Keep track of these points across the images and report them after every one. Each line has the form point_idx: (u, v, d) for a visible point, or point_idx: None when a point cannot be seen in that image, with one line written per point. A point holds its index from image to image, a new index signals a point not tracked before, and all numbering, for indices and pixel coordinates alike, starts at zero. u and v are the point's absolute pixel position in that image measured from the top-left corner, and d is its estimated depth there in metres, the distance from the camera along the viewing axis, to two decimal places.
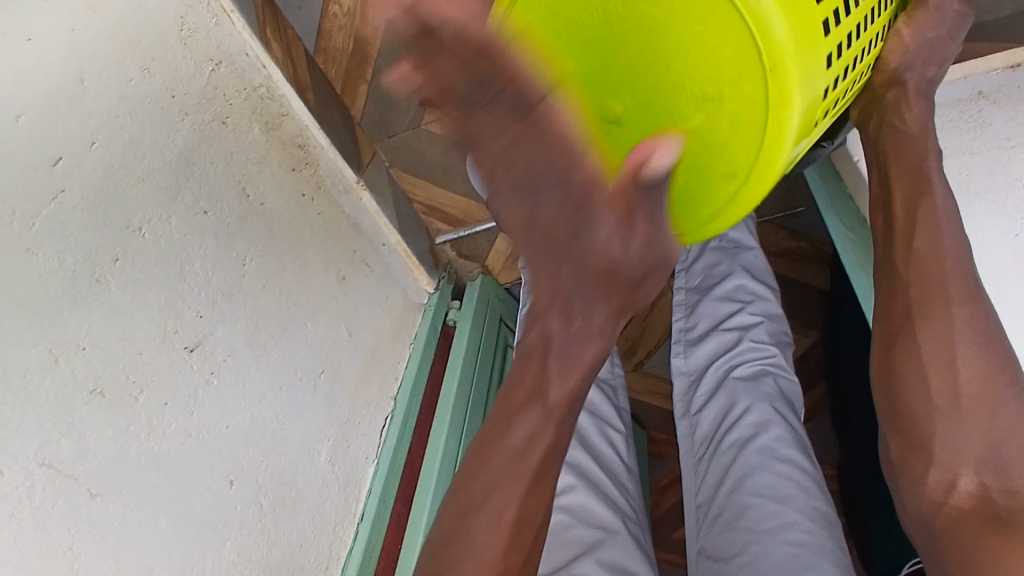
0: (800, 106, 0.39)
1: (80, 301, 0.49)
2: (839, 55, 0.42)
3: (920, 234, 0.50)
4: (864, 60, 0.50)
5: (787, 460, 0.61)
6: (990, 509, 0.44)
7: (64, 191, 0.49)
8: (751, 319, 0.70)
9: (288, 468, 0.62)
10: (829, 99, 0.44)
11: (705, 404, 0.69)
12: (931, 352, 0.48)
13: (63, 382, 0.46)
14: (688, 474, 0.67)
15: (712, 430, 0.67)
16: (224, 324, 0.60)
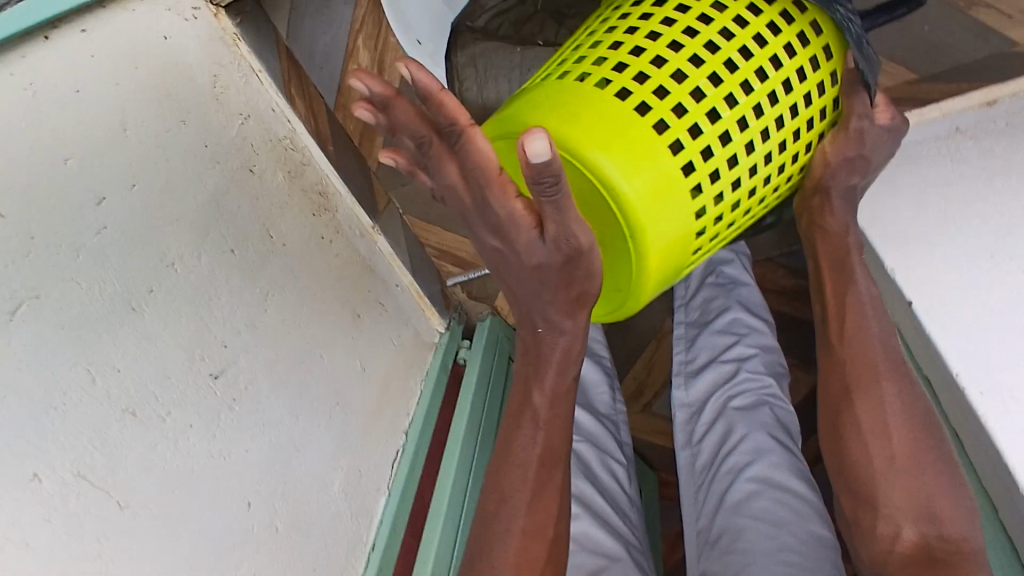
0: (659, 238, 0.53)
1: (118, 327, 0.53)
2: (714, 181, 0.54)
3: (850, 323, 0.69)
4: (804, 131, 0.61)
5: (784, 485, 0.63)
6: (926, 554, 0.62)
7: (105, 227, 0.54)
8: (748, 351, 0.72)
9: (303, 494, 0.64)
10: (727, 202, 0.56)
11: (705, 433, 0.70)
12: (869, 422, 0.67)
13: (99, 400, 0.50)
14: (687, 501, 0.68)
15: (710, 457, 0.68)
16: (246, 354, 0.63)
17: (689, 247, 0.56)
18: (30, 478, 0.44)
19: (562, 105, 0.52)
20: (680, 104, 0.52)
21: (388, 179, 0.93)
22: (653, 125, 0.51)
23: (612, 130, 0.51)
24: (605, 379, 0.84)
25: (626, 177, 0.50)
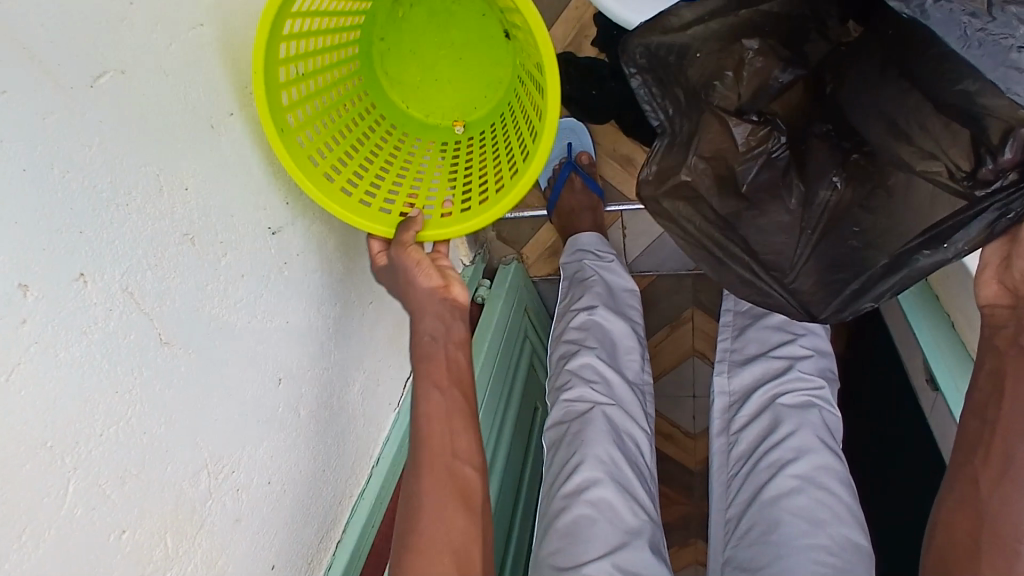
0: (403, 123, 0.69)
1: (195, 141, 0.45)
2: (411, 141, 0.69)
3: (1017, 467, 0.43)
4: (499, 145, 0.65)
5: (831, 490, 0.58)
6: None
7: (203, 25, 0.46)
8: (802, 349, 0.67)
9: (326, 387, 0.58)
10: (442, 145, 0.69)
11: (747, 424, 0.66)
12: None
13: (161, 215, 0.42)
14: (720, 488, 0.66)
15: (751, 449, 0.64)
16: (304, 219, 0.56)
17: (397, 130, 0.68)
18: (76, 278, 0.36)
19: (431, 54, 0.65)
20: (435, 147, 0.69)
21: None
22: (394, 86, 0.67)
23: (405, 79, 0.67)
24: (637, 347, 0.80)
25: (414, 139, 0.69)
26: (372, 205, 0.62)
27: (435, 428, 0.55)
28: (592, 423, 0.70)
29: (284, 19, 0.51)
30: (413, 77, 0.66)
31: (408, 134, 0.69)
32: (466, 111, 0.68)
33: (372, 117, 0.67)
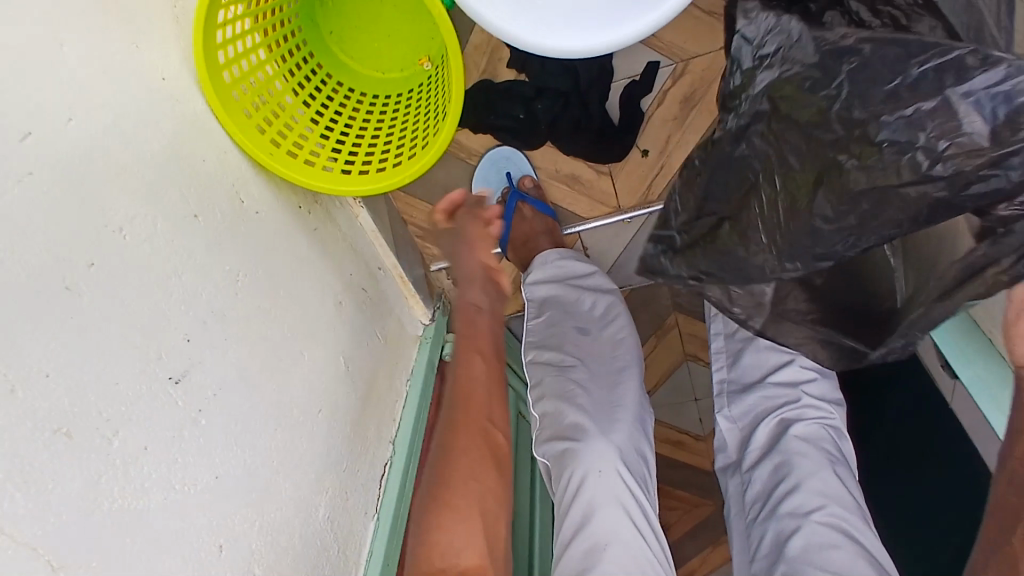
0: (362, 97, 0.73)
1: (47, 313, 0.37)
2: (368, 118, 0.72)
3: None
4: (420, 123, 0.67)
5: (859, 538, 0.53)
6: None
7: (33, 172, 0.38)
8: (805, 370, 0.63)
9: (282, 528, 0.51)
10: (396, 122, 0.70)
11: (758, 463, 0.62)
12: None
13: (20, 420, 0.34)
14: (738, 536, 0.62)
15: (765, 494, 0.60)
16: (213, 352, 0.49)
17: (360, 104, 0.72)
18: None
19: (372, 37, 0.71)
20: (391, 117, 0.72)
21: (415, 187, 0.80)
22: (353, 71, 0.73)
23: (359, 56, 0.72)
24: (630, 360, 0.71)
25: (374, 110, 0.72)
26: (317, 164, 0.65)
27: (473, 390, 0.62)
28: (600, 473, 0.63)
29: (213, 31, 0.56)
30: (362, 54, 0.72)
31: (368, 75, 0.73)
32: (425, 47, 0.70)
33: (317, 60, 0.71)
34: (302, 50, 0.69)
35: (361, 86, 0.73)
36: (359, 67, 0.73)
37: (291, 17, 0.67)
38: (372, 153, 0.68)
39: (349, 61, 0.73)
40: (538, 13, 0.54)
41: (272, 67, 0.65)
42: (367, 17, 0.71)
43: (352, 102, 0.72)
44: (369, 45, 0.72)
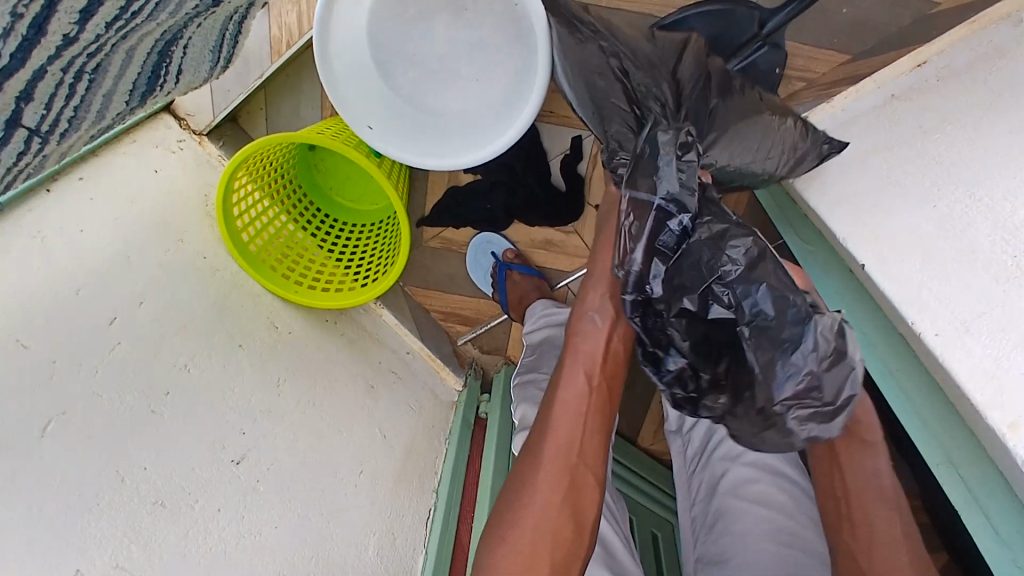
0: (361, 228, 0.93)
1: (139, 428, 0.58)
2: (366, 245, 0.91)
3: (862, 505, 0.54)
4: (397, 246, 0.85)
5: (781, 473, 0.64)
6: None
7: (119, 343, 0.61)
8: None
9: (338, 564, 0.66)
10: (385, 245, 0.89)
11: (695, 424, 0.73)
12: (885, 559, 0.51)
13: (129, 497, 0.55)
14: (683, 488, 0.73)
15: (701, 446, 0.71)
16: (265, 439, 0.68)
17: (361, 234, 0.92)
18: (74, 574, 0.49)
19: (357, 183, 0.91)
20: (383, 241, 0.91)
21: (424, 282, 0.99)
22: (350, 210, 0.93)
23: (350, 198, 0.92)
24: None
25: (371, 235, 0.92)
26: (332, 290, 0.85)
27: (562, 416, 0.58)
28: None
29: (232, 220, 0.77)
30: (352, 196, 0.92)
31: (361, 210, 0.93)
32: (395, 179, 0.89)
33: (320, 210, 0.92)
34: (308, 207, 0.90)
35: (358, 220, 0.93)
36: (352, 206, 0.93)
37: (294, 188, 0.89)
38: (374, 263, 0.88)
39: (345, 203, 0.92)
40: (428, 142, 0.74)
41: (288, 228, 0.86)
42: (347, 168, 0.90)
43: (355, 231, 0.93)
44: (355, 188, 0.92)
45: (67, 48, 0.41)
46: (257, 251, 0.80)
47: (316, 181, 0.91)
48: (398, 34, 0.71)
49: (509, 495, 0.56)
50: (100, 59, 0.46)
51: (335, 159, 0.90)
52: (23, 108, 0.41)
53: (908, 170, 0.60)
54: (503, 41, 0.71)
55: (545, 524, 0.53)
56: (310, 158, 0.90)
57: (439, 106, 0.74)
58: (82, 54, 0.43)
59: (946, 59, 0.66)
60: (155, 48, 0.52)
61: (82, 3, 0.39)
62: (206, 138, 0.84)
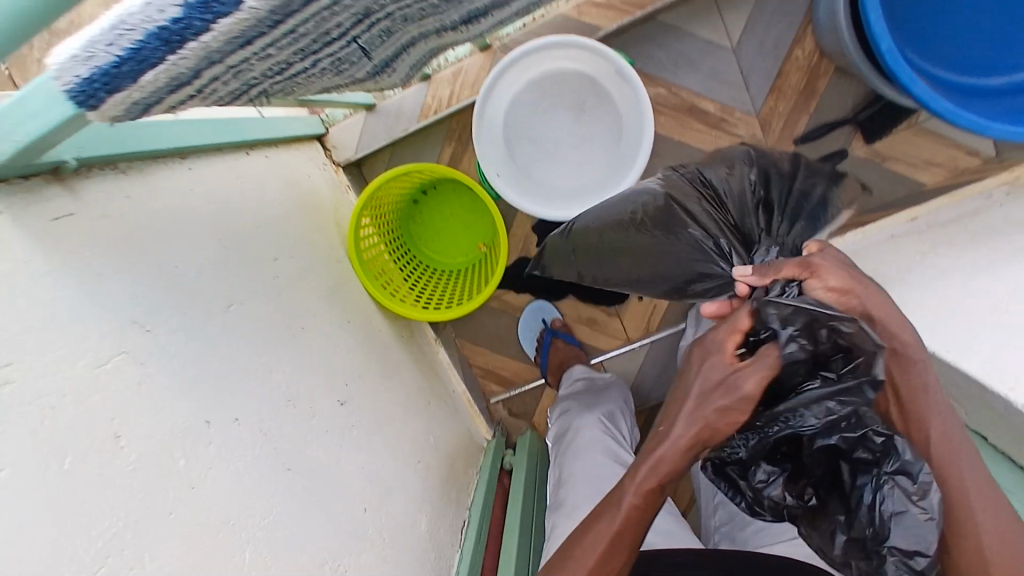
0: (440, 275, 1.08)
1: (282, 341, 0.67)
2: (444, 289, 1.06)
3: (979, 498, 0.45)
4: (482, 288, 1.00)
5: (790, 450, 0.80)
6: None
7: (276, 277, 0.72)
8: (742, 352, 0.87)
9: (397, 521, 0.72)
10: (465, 289, 1.03)
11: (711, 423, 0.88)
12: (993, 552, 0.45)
13: (273, 386, 0.62)
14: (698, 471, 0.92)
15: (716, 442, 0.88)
16: (358, 398, 0.76)
17: (440, 281, 1.07)
18: (234, 421, 0.56)
19: (445, 236, 1.07)
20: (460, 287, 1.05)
21: (476, 337, 1.12)
22: (434, 259, 1.08)
23: (435, 249, 1.08)
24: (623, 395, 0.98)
25: (451, 282, 1.07)
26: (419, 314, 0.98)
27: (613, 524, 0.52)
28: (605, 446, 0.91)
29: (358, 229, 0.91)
30: (438, 247, 1.08)
31: (442, 260, 1.08)
32: (482, 237, 1.06)
33: (409, 253, 1.07)
34: (401, 248, 1.05)
35: (438, 269, 1.08)
36: (435, 256, 1.08)
37: (394, 229, 1.04)
38: (451, 303, 1.02)
39: (431, 252, 1.08)
40: (512, 173, 0.92)
41: (387, 258, 1.01)
42: (441, 222, 1.07)
43: (434, 278, 1.07)
44: (442, 241, 1.07)
45: (411, 19, 0.55)
46: (367, 263, 0.93)
47: (411, 228, 1.07)
48: (538, 94, 0.92)
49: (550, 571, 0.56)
50: (400, 35, 0.59)
51: (432, 213, 1.07)
52: (368, 34, 0.53)
53: (909, 276, 0.79)
54: (607, 137, 0.93)
55: None
56: (411, 208, 1.07)
57: (535, 155, 0.94)
58: (405, 26, 0.57)
59: (937, 214, 0.87)
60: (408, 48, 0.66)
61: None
62: (341, 169, 1.00)
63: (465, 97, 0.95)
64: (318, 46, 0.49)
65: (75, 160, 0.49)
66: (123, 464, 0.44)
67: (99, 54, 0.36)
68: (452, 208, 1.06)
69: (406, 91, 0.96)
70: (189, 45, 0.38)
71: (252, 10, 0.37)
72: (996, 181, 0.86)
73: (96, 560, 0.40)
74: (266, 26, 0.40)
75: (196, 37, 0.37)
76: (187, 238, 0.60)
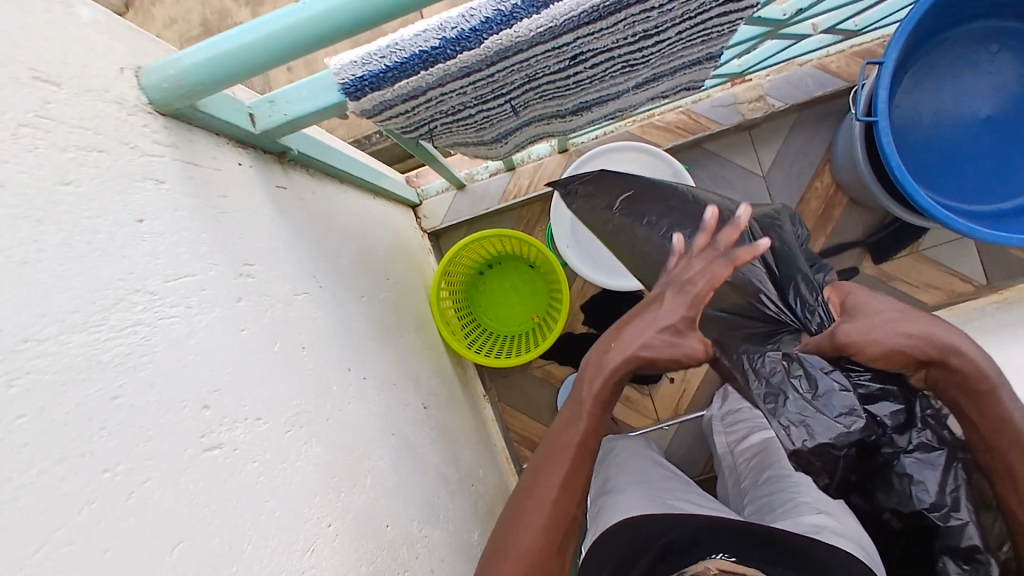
0: (495, 340, 1.20)
1: (388, 338, 0.79)
2: (499, 351, 1.17)
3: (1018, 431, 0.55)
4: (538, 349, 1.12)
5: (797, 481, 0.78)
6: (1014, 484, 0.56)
7: (385, 291, 0.85)
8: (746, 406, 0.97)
9: (455, 522, 0.79)
10: (520, 352, 1.15)
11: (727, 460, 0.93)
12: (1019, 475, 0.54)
13: (384, 368, 0.73)
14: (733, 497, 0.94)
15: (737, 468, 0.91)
16: (433, 409, 0.86)
17: (495, 345, 1.19)
18: (362, 377, 0.66)
19: (503, 306, 1.21)
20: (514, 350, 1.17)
21: (517, 402, 1.22)
22: (490, 325, 1.21)
23: (492, 317, 1.21)
24: None
25: (505, 346, 1.19)
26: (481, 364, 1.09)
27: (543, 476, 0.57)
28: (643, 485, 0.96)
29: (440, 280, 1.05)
30: (495, 316, 1.21)
31: (498, 327, 1.21)
32: (537, 309, 1.20)
33: (470, 317, 1.20)
34: (464, 311, 1.18)
35: (494, 335, 1.20)
36: (492, 323, 1.21)
37: (461, 293, 1.18)
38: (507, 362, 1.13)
39: (489, 320, 1.21)
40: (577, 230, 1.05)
41: (455, 315, 1.13)
42: (501, 293, 1.21)
43: (490, 341, 1.19)
44: (500, 310, 1.21)
45: (546, 96, 0.74)
46: (443, 312, 1.06)
47: (473, 296, 1.21)
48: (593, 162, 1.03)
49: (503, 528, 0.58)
50: (527, 110, 0.77)
51: (494, 285, 1.21)
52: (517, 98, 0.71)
53: None
54: None
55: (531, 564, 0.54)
56: (476, 279, 1.21)
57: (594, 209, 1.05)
58: (538, 102, 0.76)
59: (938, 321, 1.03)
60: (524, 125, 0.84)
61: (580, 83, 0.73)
62: (426, 236, 1.16)
63: (540, 187, 1.14)
64: (489, 96, 0.66)
65: (295, 151, 0.65)
66: (302, 365, 0.54)
67: (373, 62, 0.53)
68: (512, 281, 1.21)
69: (492, 178, 1.15)
70: (439, 65, 0.54)
71: (488, 50, 0.55)
72: (988, 302, 1.03)
73: (286, 424, 0.48)
74: (485, 64, 0.57)
75: (445, 59, 0.54)
76: (336, 234, 0.73)
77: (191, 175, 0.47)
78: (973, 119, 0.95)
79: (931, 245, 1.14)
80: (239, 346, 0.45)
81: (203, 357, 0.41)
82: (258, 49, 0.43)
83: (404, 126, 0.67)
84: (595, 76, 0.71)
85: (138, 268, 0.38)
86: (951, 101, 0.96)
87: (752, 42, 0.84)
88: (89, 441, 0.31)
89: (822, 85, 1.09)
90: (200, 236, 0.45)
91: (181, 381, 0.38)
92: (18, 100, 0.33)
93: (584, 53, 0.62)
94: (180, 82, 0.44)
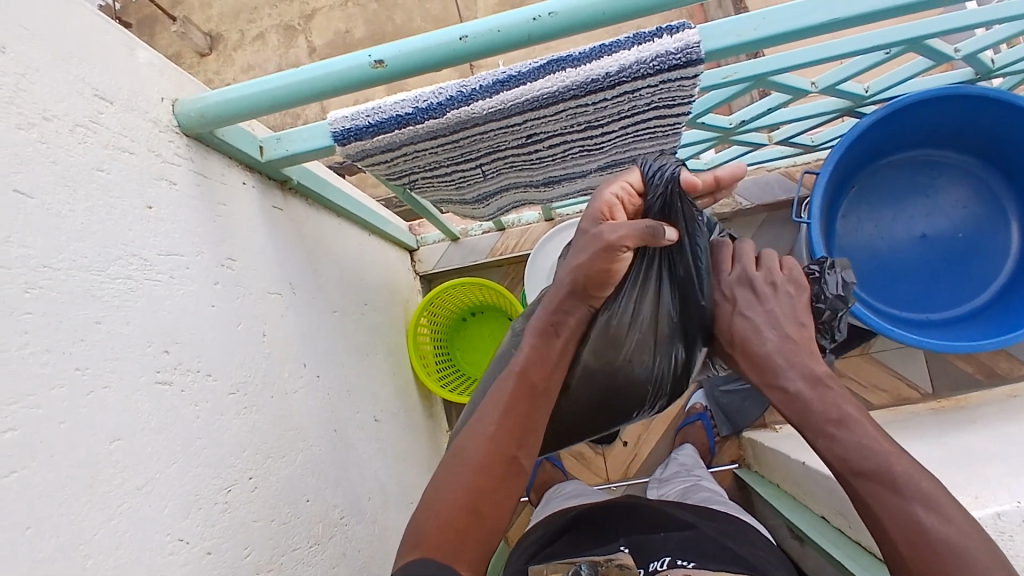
0: (464, 379, 1.30)
1: (355, 353, 0.91)
2: (466, 389, 1.27)
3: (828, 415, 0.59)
4: None
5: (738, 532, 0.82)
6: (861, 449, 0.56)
7: (362, 315, 0.97)
8: (687, 463, 1.15)
9: (385, 526, 0.88)
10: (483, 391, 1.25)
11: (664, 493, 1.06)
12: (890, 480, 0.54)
13: (343, 376, 0.85)
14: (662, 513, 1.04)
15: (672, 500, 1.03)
16: (384, 424, 0.96)
17: (463, 381, 1.29)
18: (318, 376, 0.77)
19: (477, 350, 1.32)
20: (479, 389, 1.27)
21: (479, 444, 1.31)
22: (463, 365, 1.31)
23: (465, 359, 1.32)
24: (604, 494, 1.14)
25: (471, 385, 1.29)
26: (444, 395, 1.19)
27: (480, 418, 0.61)
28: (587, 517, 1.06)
29: (419, 314, 1.17)
30: (469, 357, 1.32)
31: (469, 368, 1.31)
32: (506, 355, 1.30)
33: (446, 355, 1.31)
34: (441, 346, 1.30)
35: (463, 373, 1.31)
36: (464, 364, 1.31)
37: (441, 331, 1.30)
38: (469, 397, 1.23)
39: (462, 359, 1.32)
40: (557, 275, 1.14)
41: (431, 349, 1.25)
42: (477, 338, 1.32)
43: (459, 378, 1.30)
44: (473, 353, 1.32)
45: (516, 167, 0.87)
46: (417, 343, 1.17)
47: (452, 338, 1.33)
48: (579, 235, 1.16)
49: (436, 477, 0.59)
50: (499, 177, 0.90)
51: (472, 330, 1.33)
52: (488, 166, 0.84)
53: None
54: None
55: (463, 495, 0.56)
56: (457, 322, 1.33)
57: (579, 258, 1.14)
58: (510, 171, 0.89)
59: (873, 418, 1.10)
60: (504, 190, 0.97)
61: (543, 159, 0.86)
62: (418, 278, 1.30)
63: (525, 249, 1.27)
64: (459, 159, 0.80)
65: (296, 181, 0.80)
66: (260, 347, 0.66)
67: (359, 118, 0.67)
68: (489, 330, 1.32)
69: (484, 235, 1.28)
70: (411, 126, 0.68)
71: (449, 120, 0.68)
72: (927, 406, 1.11)
73: (232, 386, 0.59)
74: (449, 131, 0.70)
75: (416, 123, 0.68)
76: (322, 255, 0.87)
77: (201, 187, 0.61)
78: (909, 238, 1.10)
79: (885, 349, 1.25)
80: (208, 317, 0.58)
81: (173, 315, 0.53)
82: (332, 79, 0.56)
83: (389, 173, 0.80)
84: (555, 155, 0.85)
85: (137, 240, 0.51)
86: (891, 219, 1.11)
87: (707, 144, 0.98)
88: (71, 345, 0.43)
89: (787, 191, 1.21)
90: (195, 228, 0.59)
91: (146, 325, 0.50)
92: (78, 109, 0.48)
93: (537, 134, 0.76)
94: (202, 113, 0.59)
